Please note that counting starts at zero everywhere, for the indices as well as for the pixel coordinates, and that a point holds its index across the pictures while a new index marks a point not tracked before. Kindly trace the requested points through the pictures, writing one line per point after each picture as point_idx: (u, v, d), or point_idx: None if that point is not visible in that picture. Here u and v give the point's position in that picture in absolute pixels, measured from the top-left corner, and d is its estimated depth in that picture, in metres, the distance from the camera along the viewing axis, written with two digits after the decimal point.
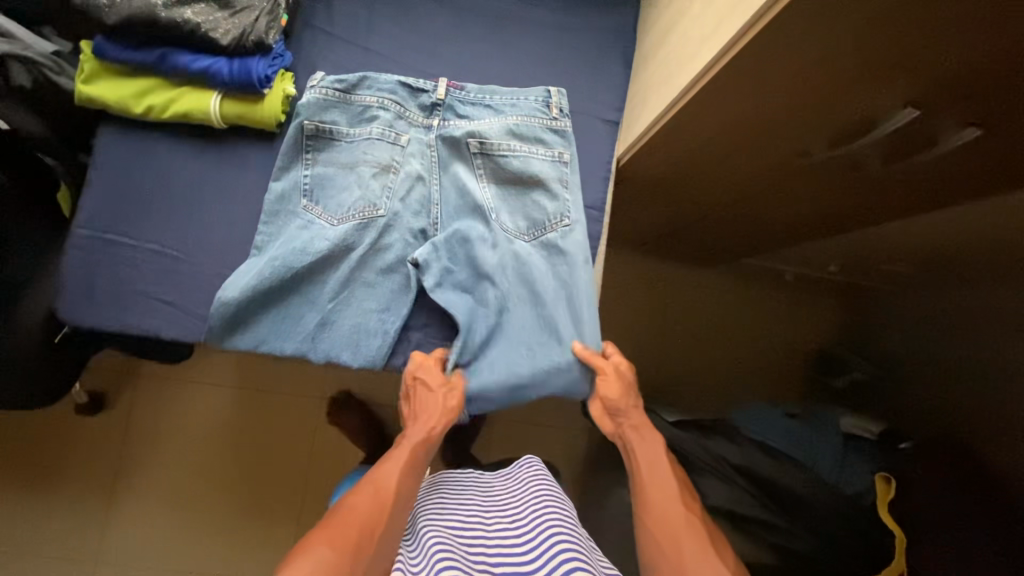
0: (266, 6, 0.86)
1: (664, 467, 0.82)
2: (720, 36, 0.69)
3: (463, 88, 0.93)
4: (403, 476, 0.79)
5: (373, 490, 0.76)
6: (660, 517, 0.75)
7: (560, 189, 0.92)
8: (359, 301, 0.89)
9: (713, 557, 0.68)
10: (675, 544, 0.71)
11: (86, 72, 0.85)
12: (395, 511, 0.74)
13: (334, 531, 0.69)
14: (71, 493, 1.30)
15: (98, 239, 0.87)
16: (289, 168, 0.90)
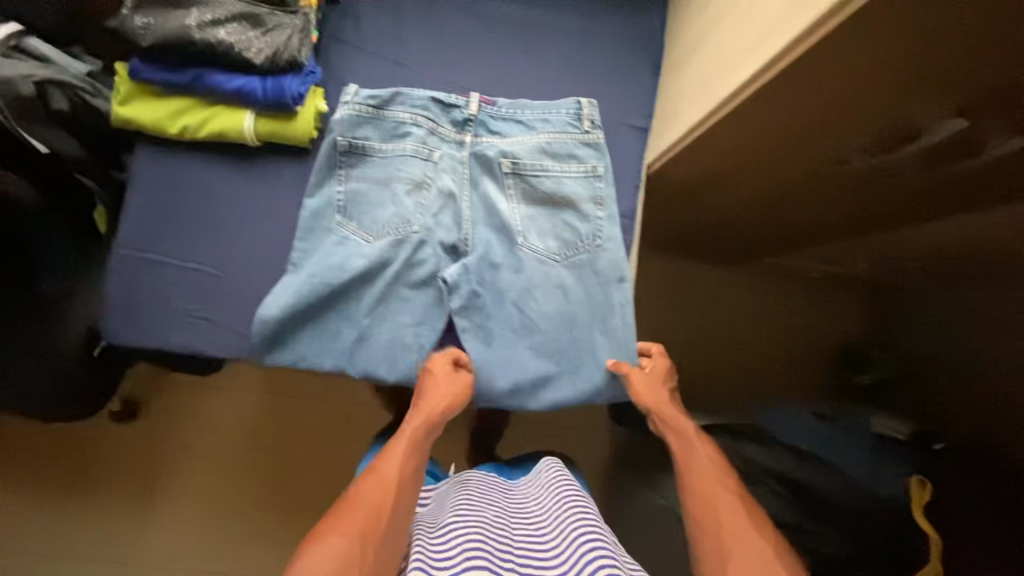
0: (297, 24, 0.85)
1: (704, 456, 0.81)
2: (749, 62, 0.69)
3: (495, 104, 0.95)
4: (410, 460, 0.75)
5: (377, 476, 0.72)
6: (708, 509, 0.73)
7: (592, 207, 0.95)
8: (395, 315, 0.91)
9: (759, 548, 0.67)
10: (720, 533, 0.70)
11: (123, 94, 0.86)
12: (402, 497, 0.70)
13: (342, 520, 0.66)
14: (107, 498, 1.33)
15: (139, 258, 0.89)
16: (322, 185, 0.91)
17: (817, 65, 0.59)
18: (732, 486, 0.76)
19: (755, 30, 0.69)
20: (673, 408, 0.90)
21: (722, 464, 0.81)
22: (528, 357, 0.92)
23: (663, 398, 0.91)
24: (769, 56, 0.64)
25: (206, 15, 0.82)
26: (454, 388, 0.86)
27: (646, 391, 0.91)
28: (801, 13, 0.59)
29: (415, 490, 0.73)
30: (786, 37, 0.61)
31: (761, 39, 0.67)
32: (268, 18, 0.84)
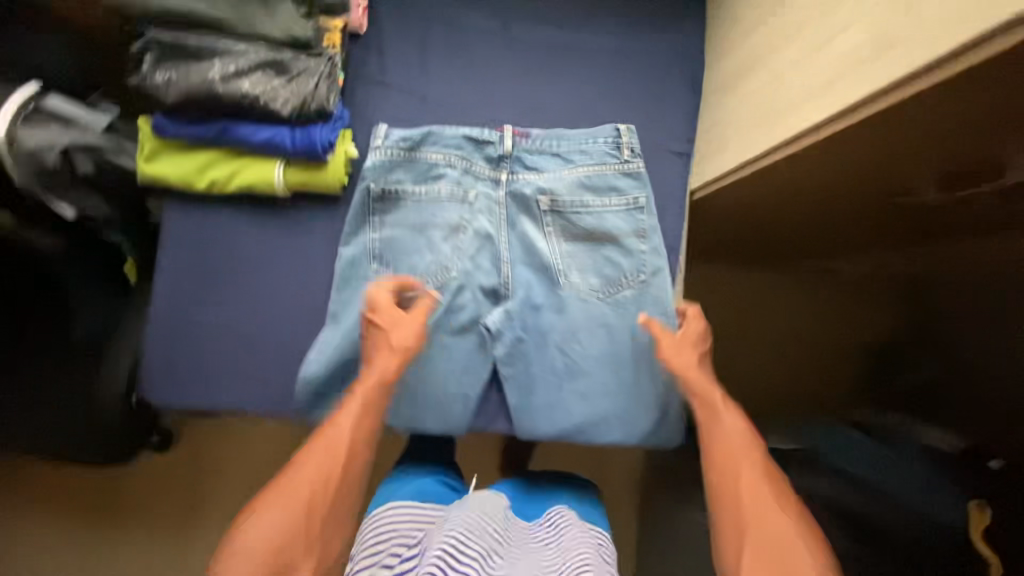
0: (323, 69, 0.81)
1: (733, 429, 0.78)
2: (814, 104, 0.63)
3: (529, 136, 0.91)
4: (361, 423, 0.73)
5: (325, 443, 0.70)
6: (728, 483, 0.72)
7: (636, 242, 0.91)
8: (437, 364, 0.89)
9: (779, 524, 0.66)
10: (739, 507, 0.69)
11: (148, 151, 0.83)
12: (350, 467, 0.70)
13: (286, 491, 0.65)
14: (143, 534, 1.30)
15: (176, 318, 0.87)
16: (357, 234, 0.88)
17: (904, 115, 0.54)
18: (755, 458, 0.74)
19: (816, 70, 0.63)
20: (701, 372, 0.84)
21: (748, 434, 0.77)
22: (573, 402, 0.90)
23: (692, 362, 0.84)
24: (841, 103, 0.58)
25: (229, 66, 0.78)
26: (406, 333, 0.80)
27: (675, 352, 0.84)
28: (882, 61, 0.53)
29: (365, 455, 0.72)
30: (864, 86, 0.55)
31: (827, 81, 0.61)
32: (293, 64, 0.80)
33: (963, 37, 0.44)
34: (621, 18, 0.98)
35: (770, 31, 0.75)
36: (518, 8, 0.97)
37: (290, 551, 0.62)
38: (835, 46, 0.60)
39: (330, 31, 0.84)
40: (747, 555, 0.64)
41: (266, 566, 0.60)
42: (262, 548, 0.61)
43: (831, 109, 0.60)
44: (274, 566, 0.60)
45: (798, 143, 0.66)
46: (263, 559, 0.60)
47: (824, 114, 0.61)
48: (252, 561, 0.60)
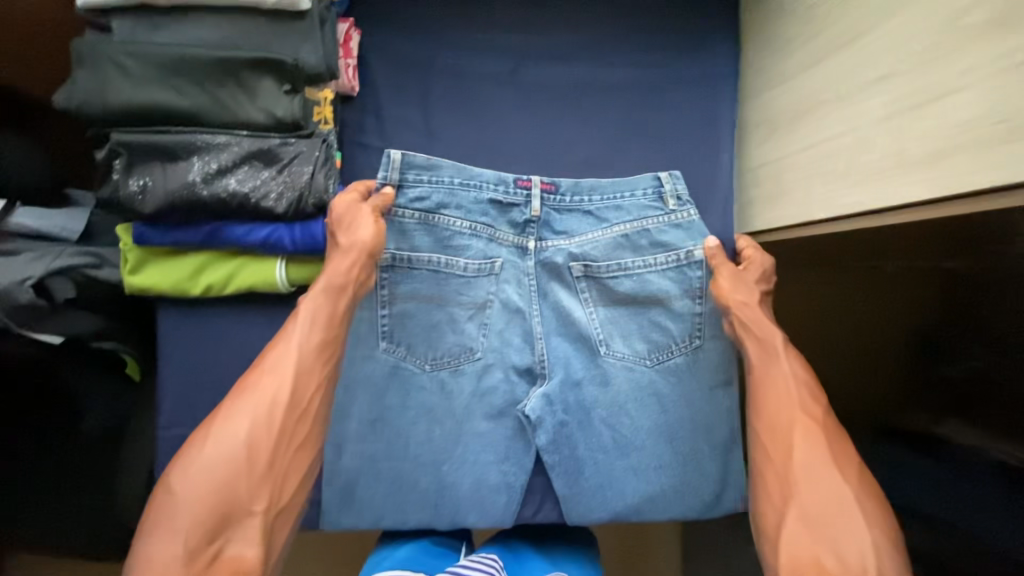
0: (319, 154, 0.71)
1: (787, 378, 0.72)
2: (910, 177, 0.53)
3: (558, 190, 0.81)
4: (310, 340, 0.68)
5: (271, 367, 0.66)
6: (780, 446, 0.68)
7: (684, 303, 0.82)
8: (473, 456, 0.81)
9: (833, 491, 0.63)
10: (788, 472, 0.66)
11: (131, 262, 0.74)
12: (302, 392, 0.66)
13: (223, 426, 0.62)
14: None
15: (185, 435, 0.80)
16: (363, 308, 0.79)
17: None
18: (822, 419, 0.69)
19: (915, 134, 0.53)
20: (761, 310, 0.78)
21: (805, 379, 0.72)
22: (625, 483, 0.82)
23: (753, 301, 0.78)
24: (955, 186, 0.49)
25: (211, 163, 0.68)
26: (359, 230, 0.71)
27: (731, 287, 0.78)
28: (1014, 146, 0.44)
29: (317, 379, 0.68)
30: (990, 172, 0.46)
31: (928, 151, 0.51)
32: (282, 151, 0.70)
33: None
34: (642, 44, 0.86)
35: (837, 70, 0.64)
36: (527, 45, 0.85)
37: (230, 493, 0.59)
38: (938, 110, 0.50)
39: (320, 102, 0.74)
40: (791, 521, 0.63)
41: (200, 511, 0.58)
42: (195, 492, 0.59)
43: (938, 189, 0.50)
44: (214, 510, 0.58)
45: (899, 217, 0.55)
46: (197, 505, 0.58)
47: (933, 193, 0.51)
48: (188, 505, 0.58)
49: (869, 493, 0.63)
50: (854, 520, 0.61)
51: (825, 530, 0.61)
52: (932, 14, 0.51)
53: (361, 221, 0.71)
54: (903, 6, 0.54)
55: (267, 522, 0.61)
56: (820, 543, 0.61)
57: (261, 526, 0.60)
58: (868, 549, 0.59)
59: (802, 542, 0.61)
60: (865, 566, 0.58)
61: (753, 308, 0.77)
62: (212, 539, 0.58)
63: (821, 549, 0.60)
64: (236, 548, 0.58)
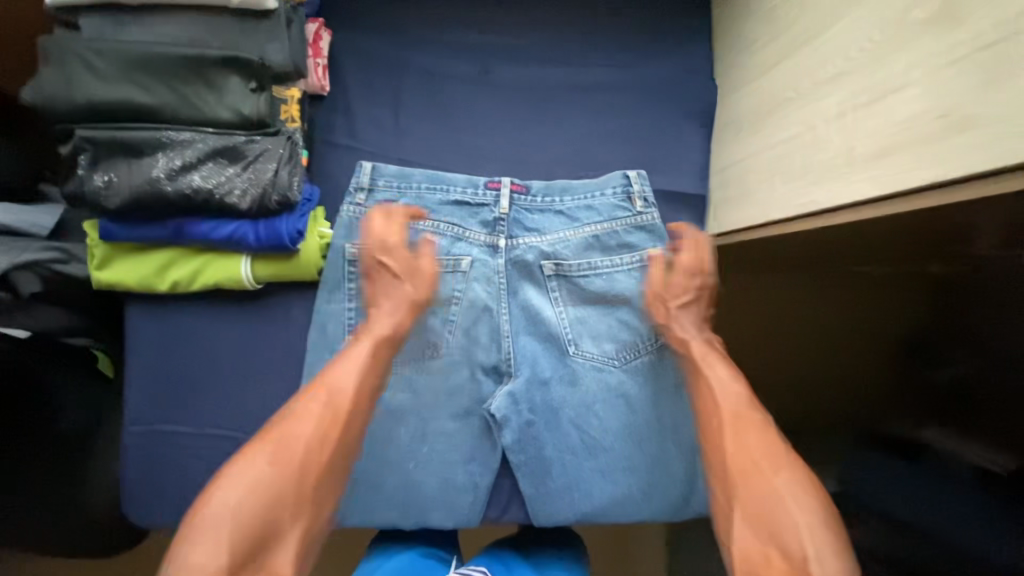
0: (283, 151, 0.72)
1: (720, 379, 0.71)
2: (862, 174, 0.53)
3: (529, 191, 0.82)
4: (366, 376, 0.68)
5: (330, 393, 0.65)
6: (717, 446, 0.67)
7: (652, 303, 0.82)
8: (440, 455, 0.81)
9: (765, 485, 0.61)
10: (727, 471, 0.65)
11: (98, 258, 0.74)
12: (352, 415, 0.66)
13: (280, 442, 0.60)
14: None
15: (153, 431, 0.80)
16: (331, 302, 0.79)
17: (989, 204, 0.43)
18: (745, 414, 0.67)
19: (863, 132, 0.53)
20: (692, 313, 0.78)
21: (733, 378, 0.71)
22: (590, 484, 0.82)
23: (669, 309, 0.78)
24: (902, 182, 0.49)
25: (176, 159, 0.68)
26: (418, 281, 0.75)
27: (654, 296, 0.79)
28: (956, 140, 0.43)
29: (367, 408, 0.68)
30: (933, 167, 0.45)
31: (878, 148, 0.51)
32: (247, 148, 0.71)
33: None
34: (614, 46, 0.87)
35: (797, 70, 0.64)
36: (499, 46, 0.86)
37: (275, 512, 0.57)
38: (887, 106, 0.50)
39: (287, 101, 0.75)
40: (740, 522, 0.61)
41: (248, 525, 0.55)
42: (244, 506, 0.56)
43: (885, 186, 0.50)
44: (260, 526, 0.56)
45: (846, 217, 0.56)
46: (241, 521, 0.55)
47: (877, 191, 0.51)
48: (234, 517, 0.55)
49: (808, 482, 0.61)
50: (793, 513, 0.59)
51: (768, 526, 0.59)
52: (880, 11, 0.51)
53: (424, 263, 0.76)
54: (853, 6, 0.54)
55: (304, 538, 0.60)
56: (765, 538, 0.59)
57: (298, 542, 0.59)
58: (806, 536, 0.57)
59: (750, 540, 0.59)
60: (806, 557, 0.56)
61: (677, 323, 0.78)
62: (250, 557, 0.55)
63: (770, 545, 0.58)
64: (273, 561, 0.57)
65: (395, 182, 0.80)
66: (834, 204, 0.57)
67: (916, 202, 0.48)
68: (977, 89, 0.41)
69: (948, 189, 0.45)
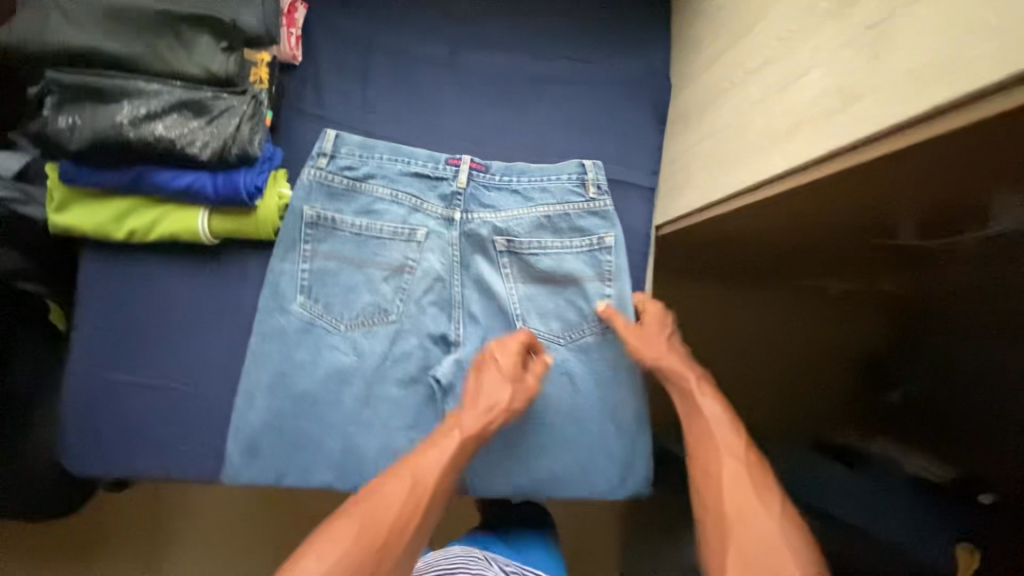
0: (247, 108, 0.74)
1: (712, 418, 0.75)
2: (777, 151, 0.57)
3: (487, 170, 0.85)
4: (448, 473, 0.71)
5: (417, 482, 0.68)
6: (709, 483, 0.69)
7: (598, 286, 0.84)
8: (383, 419, 0.82)
9: (762, 524, 0.63)
10: (720, 510, 0.66)
11: (57, 201, 0.76)
12: (431, 505, 0.68)
13: (368, 520, 0.63)
14: None
15: (96, 379, 0.80)
16: (285, 261, 0.81)
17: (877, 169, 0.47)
18: (735, 450, 0.71)
19: (779, 112, 0.57)
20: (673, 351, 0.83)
21: (726, 417, 0.75)
22: (528, 457, 0.83)
23: (662, 348, 0.82)
24: (806, 153, 0.52)
25: (140, 108, 0.71)
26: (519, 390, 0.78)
27: (645, 337, 0.82)
28: (847, 110, 0.47)
29: (444, 499, 0.70)
30: (831, 137, 0.49)
31: (789, 125, 0.55)
32: (212, 104, 0.73)
33: (948, 92, 0.37)
34: (578, 41, 0.92)
35: (733, 63, 0.69)
36: (469, 34, 0.90)
37: None
38: (798, 87, 0.54)
39: (257, 63, 0.78)
40: (729, 560, 0.61)
41: None
42: None
43: (793, 158, 0.54)
44: None
45: (764, 191, 0.60)
46: None
47: (786, 163, 0.55)
48: None
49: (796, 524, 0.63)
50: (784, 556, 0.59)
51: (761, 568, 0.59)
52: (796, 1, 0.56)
53: (526, 376, 0.79)
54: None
55: None
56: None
57: None
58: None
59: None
60: None
61: (670, 358, 0.82)
62: None
63: None
64: None
65: (357, 151, 0.83)
66: (756, 180, 0.61)
67: (815, 172, 0.52)
68: (864, 62, 0.45)
69: (839, 156, 0.48)
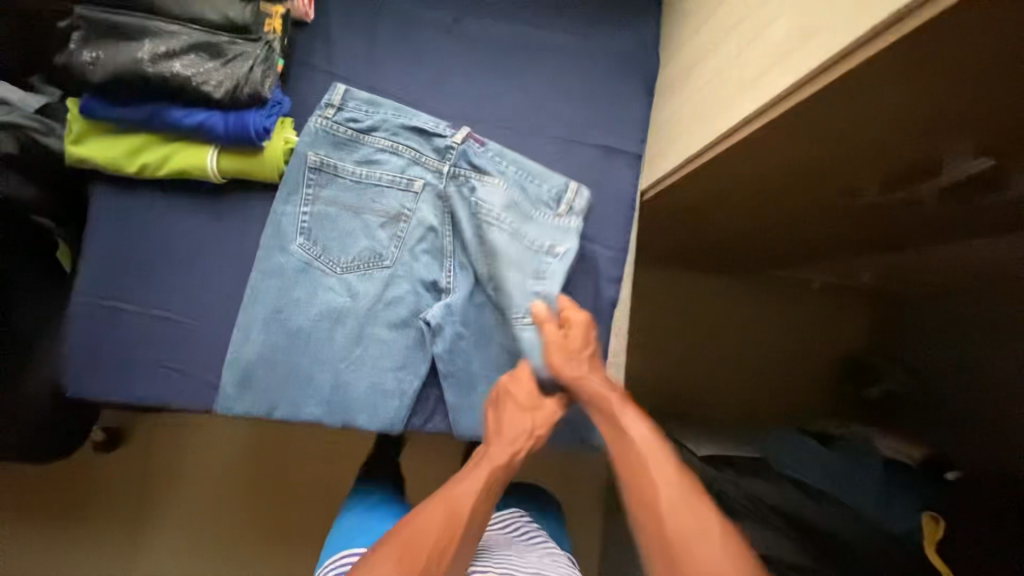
0: (260, 53, 0.79)
1: (638, 439, 0.73)
2: (752, 93, 0.62)
3: (483, 145, 0.90)
4: (482, 497, 0.72)
5: (452, 504, 0.69)
6: (646, 509, 0.66)
7: (534, 283, 0.87)
8: (373, 359, 0.86)
9: (703, 545, 0.60)
10: (664, 537, 0.63)
11: (76, 133, 0.80)
12: (467, 537, 0.68)
13: (405, 547, 0.64)
14: (89, 527, 1.24)
15: (101, 307, 0.83)
16: (288, 203, 0.85)
17: (843, 91, 0.52)
18: (666, 469, 0.68)
19: (756, 59, 0.63)
20: (595, 373, 0.83)
21: (651, 433, 0.73)
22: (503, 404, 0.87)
23: (583, 371, 0.82)
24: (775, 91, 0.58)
25: (161, 46, 0.76)
26: (539, 417, 0.84)
27: (563, 359, 0.83)
28: (814, 45, 0.52)
29: (481, 523, 0.71)
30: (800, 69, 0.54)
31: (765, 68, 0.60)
32: (229, 48, 0.78)
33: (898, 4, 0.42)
34: (573, 15, 0.98)
35: (715, 26, 0.74)
36: (472, 3, 0.96)
37: None
38: (772, 32, 0.60)
39: (271, 16, 0.83)
40: None
41: None
42: None
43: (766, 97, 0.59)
44: None
45: (740, 131, 0.66)
46: None
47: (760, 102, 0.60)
48: None
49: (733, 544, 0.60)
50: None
51: None
52: None
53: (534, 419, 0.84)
54: None
55: None
56: None
57: None
58: None
59: None
60: None
61: (591, 378, 0.82)
62: None
63: None
64: None
65: (365, 105, 0.88)
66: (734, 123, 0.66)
67: (787, 103, 0.57)
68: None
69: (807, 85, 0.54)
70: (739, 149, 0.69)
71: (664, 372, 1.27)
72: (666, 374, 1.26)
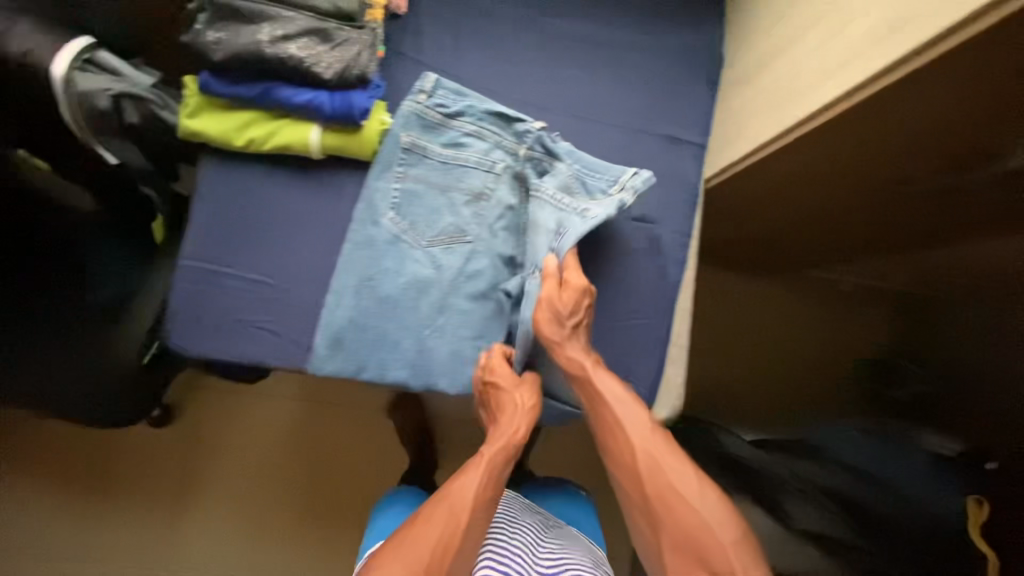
0: (365, 39, 0.86)
1: (615, 410, 0.79)
2: (829, 83, 0.69)
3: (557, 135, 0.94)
4: (483, 487, 0.74)
5: (455, 499, 0.71)
6: (629, 476, 0.74)
7: (553, 237, 0.91)
8: (454, 327, 0.90)
9: (684, 506, 0.69)
10: (648, 503, 0.71)
11: (190, 107, 0.87)
12: (471, 528, 0.70)
13: (409, 547, 0.66)
14: (145, 491, 1.31)
15: (201, 269, 0.89)
16: (381, 180, 0.91)
17: (916, 84, 0.59)
18: (647, 437, 0.75)
19: (834, 51, 0.69)
20: (578, 342, 0.85)
21: (628, 400, 0.79)
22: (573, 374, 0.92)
23: (563, 338, 0.84)
24: (856, 80, 0.64)
25: (278, 30, 0.82)
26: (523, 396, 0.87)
27: (548, 328, 0.84)
28: (895, 38, 0.59)
29: (486, 513, 0.73)
30: (879, 61, 0.61)
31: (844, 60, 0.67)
32: (336, 33, 0.85)
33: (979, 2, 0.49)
34: (643, 14, 1.04)
35: (790, 23, 0.81)
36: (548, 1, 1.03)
37: None
38: (855, 26, 0.66)
39: (373, 6, 0.90)
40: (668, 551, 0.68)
41: None
42: None
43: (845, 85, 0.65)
44: None
45: (807, 125, 0.73)
46: None
47: (838, 92, 0.66)
48: None
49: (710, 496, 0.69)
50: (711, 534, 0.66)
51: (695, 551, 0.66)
52: None
53: (519, 397, 0.86)
54: None
55: None
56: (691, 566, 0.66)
57: None
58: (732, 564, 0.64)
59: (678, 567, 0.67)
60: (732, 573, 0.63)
61: (572, 351, 0.84)
62: None
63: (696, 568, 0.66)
64: None
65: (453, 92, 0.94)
66: (805, 114, 0.73)
67: (858, 97, 0.64)
68: None
69: (881, 79, 0.61)
70: (803, 142, 0.76)
71: (707, 360, 1.32)
72: (708, 363, 1.31)
